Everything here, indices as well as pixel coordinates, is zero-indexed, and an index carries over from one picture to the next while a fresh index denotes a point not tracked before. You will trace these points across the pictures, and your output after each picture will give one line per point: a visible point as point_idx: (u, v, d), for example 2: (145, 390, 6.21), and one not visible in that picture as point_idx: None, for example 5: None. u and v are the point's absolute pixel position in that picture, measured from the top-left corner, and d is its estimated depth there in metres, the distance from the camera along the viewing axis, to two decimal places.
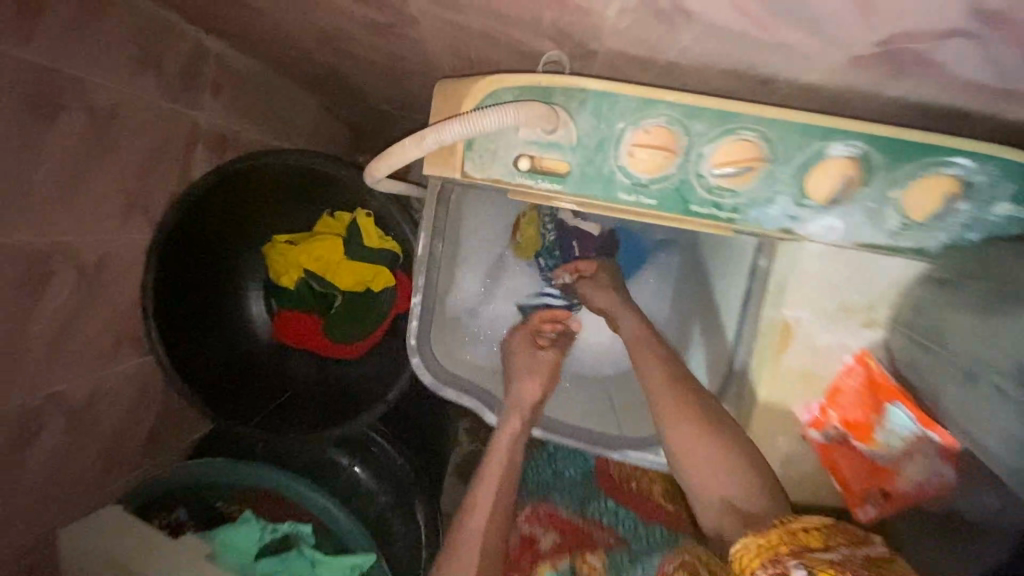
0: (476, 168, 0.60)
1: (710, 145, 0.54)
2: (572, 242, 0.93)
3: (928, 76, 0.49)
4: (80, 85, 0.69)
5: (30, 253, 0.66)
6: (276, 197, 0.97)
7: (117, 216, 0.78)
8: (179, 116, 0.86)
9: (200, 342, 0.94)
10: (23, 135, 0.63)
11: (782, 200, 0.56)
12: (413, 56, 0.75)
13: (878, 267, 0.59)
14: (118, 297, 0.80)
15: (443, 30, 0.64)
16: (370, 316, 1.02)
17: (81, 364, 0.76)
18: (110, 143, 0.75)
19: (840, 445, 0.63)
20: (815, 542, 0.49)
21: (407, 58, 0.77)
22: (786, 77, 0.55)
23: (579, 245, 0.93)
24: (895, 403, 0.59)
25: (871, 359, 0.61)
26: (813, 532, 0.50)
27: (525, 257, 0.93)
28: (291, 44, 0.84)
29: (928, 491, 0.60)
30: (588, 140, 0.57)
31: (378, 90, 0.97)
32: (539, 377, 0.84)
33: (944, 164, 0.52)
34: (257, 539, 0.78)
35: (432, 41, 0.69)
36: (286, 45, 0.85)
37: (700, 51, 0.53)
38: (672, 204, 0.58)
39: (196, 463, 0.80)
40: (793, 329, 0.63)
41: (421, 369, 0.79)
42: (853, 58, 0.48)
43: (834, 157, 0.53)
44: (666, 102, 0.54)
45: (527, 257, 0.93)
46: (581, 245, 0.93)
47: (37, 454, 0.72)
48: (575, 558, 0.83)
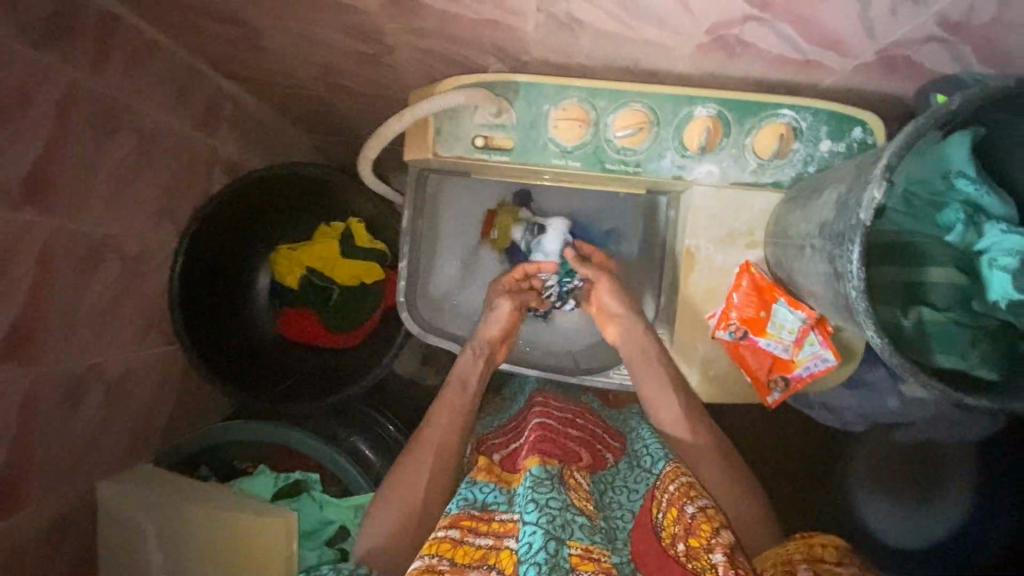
0: (443, 146, 0.80)
1: (612, 115, 0.75)
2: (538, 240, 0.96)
3: (755, 55, 0.70)
4: (134, 113, 0.88)
5: (89, 240, 0.83)
6: (282, 208, 1.15)
7: (153, 219, 0.96)
8: (202, 144, 1.05)
9: (216, 331, 1.08)
10: (90, 146, 0.81)
11: (669, 154, 0.77)
12: (393, 83, 0.96)
13: (750, 201, 0.78)
14: (151, 286, 0.97)
15: (415, 56, 0.85)
16: (363, 307, 1.18)
17: (121, 341, 0.91)
18: (152, 160, 0.93)
19: (744, 341, 0.80)
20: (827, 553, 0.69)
21: (388, 86, 0.98)
22: (663, 67, 0.76)
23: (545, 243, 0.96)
24: (780, 301, 0.76)
25: (752, 267, 0.79)
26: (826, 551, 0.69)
27: (497, 252, 0.99)
28: (295, 87, 1.05)
29: (817, 371, 0.76)
30: (524, 119, 0.77)
31: (365, 123, 1.16)
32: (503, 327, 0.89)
33: (776, 116, 0.74)
34: (272, 485, 0.93)
35: (407, 68, 0.90)
36: (291, 90, 1.07)
37: (599, 51, 0.74)
38: (592, 164, 0.78)
39: (217, 426, 0.92)
40: (694, 255, 0.81)
41: (409, 321, 0.96)
42: (700, 45, 0.69)
43: (700, 117, 0.74)
44: (577, 87, 0.75)
45: (500, 253, 0.98)
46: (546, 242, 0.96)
47: (84, 416, 0.85)
48: (564, 468, 0.71)
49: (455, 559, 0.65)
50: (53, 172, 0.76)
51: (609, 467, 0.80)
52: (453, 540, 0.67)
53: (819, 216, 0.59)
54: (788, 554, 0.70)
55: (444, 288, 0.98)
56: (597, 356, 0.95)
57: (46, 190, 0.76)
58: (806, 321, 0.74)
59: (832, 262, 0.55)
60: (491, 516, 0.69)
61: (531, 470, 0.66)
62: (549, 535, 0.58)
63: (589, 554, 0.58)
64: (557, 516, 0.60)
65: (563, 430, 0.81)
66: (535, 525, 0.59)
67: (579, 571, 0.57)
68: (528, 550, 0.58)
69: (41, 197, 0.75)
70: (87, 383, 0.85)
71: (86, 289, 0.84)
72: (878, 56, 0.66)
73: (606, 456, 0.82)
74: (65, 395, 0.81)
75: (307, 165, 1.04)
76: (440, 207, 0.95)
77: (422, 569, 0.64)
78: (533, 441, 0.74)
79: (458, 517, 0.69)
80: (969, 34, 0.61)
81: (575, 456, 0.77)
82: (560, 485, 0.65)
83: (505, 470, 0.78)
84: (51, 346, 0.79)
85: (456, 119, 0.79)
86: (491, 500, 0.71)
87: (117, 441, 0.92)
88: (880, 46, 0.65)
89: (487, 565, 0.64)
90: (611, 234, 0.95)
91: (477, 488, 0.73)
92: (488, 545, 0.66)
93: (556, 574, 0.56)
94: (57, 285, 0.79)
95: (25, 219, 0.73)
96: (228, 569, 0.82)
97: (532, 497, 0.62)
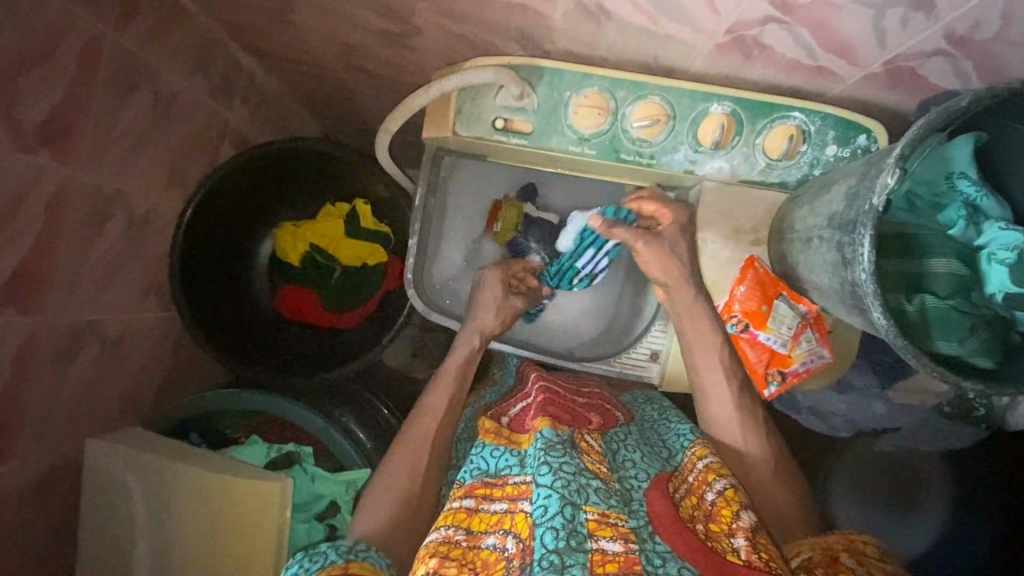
0: (463, 126, 0.81)
1: (631, 106, 0.77)
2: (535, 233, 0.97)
3: (769, 59, 0.72)
4: (151, 73, 0.87)
5: (98, 195, 0.83)
6: (291, 183, 1.14)
7: (163, 182, 0.95)
8: (218, 115, 1.03)
9: (216, 301, 1.07)
10: (106, 102, 0.81)
11: (684, 148, 0.79)
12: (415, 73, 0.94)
13: (759, 198, 0.80)
14: (156, 250, 0.96)
15: (440, 43, 0.84)
16: (365, 287, 1.16)
17: (119, 301, 0.90)
18: (166, 124, 0.93)
19: (744, 334, 0.83)
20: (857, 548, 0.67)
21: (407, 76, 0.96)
22: (683, 66, 0.77)
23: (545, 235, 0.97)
24: (783, 297, 0.79)
25: (758, 262, 0.81)
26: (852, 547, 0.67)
27: (500, 244, 0.98)
28: (314, 71, 1.01)
29: (810, 368, 0.81)
30: (546, 105, 0.79)
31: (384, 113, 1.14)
32: (500, 311, 0.91)
33: (786, 118, 0.76)
34: (264, 454, 0.97)
35: (427, 54, 0.88)
36: (308, 73, 1.03)
37: (622, 46, 0.75)
38: (607, 153, 0.80)
39: (208, 393, 0.94)
40: (701, 248, 0.82)
41: (415, 298, 0.97)
42: (719, 45, 0.70)
43: (715, 113, 0.77)
44: (599, 76, 0.77)
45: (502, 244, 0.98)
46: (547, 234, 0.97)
47: (77, 372, 0.84)
48: (574, 432, 0.71)
49: (470, 527, 0.66)
50: (65, 123, 0.76)
51: (620, 426, 0.82)
52: (468, 510, 0.68)
53: (828, 208, 0.62)
54: (829, 543, 0.68)
55: (447, 272, 0.99)
56: (597, 346, 0.96)
57: (59, 140, 0.75)
58: (806, 315, 0.79)
59: (841, 251, 0.58)
60: (504, 481, 0.69)
61: (542, 432, 0.67)
62: (565, 500, 0.58)
63: (605, 518, 0.58)
64: (571, 481, 0.60)
65: (571, 396, 0.84)
66: (549, 488, 0.59)
67: (596, 535, 0.57)
68: (542, 513, 0.58)
69: (54, 146, 0.75)
70: (82, 338, 0.84)
71: (91, 244, 0.83)
72: (885, 66, 0.68)
73: (615, 413, 0.85)
74: (60, 348, 0.81)
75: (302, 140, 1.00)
76: (450, 190, 0.96)
77: (438, 540, 0.64)
78: (540, 403, 0.76)
79: (472, 486, 0.70)
80: (972, 50, 0.63)
81: (586, 420, 0.78)
82: (572, 451, 0.66)
83: (513, 431, 0.77)
84: (51, 297, 0.78)
85: (478, 99, 0.81)
86: (504, 464, 0.71)
87: (107, 401, 0.91)
88: (888, 57, 0.66)
89: (502, 530, 0.64)
90: None
91: (488, 453, 0.73)
92: (503, 510, 0.66)
93: (574, 538, 0.56)
94: (63, 237, 0.79)
95: (38, 161, 0.73)
96: (228, 530, 0.85)
97: (545, 459, 0.62)
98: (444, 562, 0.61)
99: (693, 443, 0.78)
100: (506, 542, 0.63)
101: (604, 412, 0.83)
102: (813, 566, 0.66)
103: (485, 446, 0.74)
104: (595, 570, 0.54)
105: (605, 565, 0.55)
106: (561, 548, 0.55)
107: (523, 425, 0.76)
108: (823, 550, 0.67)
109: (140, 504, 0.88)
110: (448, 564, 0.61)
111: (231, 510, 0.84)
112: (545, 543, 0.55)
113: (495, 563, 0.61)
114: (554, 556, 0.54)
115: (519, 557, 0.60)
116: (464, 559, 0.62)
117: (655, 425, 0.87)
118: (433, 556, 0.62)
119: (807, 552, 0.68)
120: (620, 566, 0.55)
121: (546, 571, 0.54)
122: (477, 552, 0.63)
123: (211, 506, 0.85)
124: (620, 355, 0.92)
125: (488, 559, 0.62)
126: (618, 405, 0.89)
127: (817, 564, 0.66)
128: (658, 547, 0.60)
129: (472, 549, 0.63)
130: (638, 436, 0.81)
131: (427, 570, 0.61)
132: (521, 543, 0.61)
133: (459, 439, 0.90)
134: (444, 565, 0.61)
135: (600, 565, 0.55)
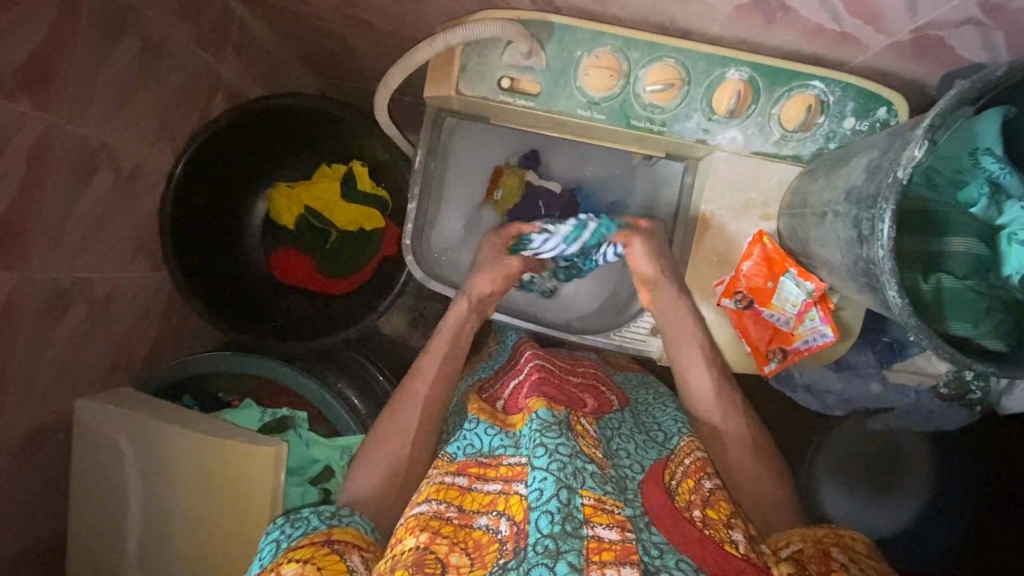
0: (467, 86, 0.78)
1: (644, 69, 0.74)
2: (538, 201, 0.94)
3: (793, 23, 0.67)
4: (132, 19, 0.80)
5: (83, 145, 0.79)
6: (286, 142, 1.10)
7: (150, 136, 0.91)
8: (207, 66, 0.97)
9: (209, 262, 1.05)
10: (89, 47, 0.76)
11: (697, 116, 0.76)
12: (418, 33, 0.88)
13: (774, 171, 0.78)
14: (144, 207, 0.93)
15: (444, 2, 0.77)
16: (359, 254, 1.14)
17: (105, 260, 0.87)
18: (150, 75, 0.87)
19: (748, 311, 0.81)
20: (849, 542, 0.68)
21: (410, 35, 0.89)
22: (702, 30, 0.73)
23: (547, 203, 0.94)
24: (790, 274, 0.77)
25: (766, 237, 0.79)
26: (846, 538, 0.68)
27: (498, 214, 0.95)
28: (310, 26, 0.94)
29: (813, 346, 0.80)
30: (554, 65, 0.75)
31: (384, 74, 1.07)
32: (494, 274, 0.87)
33: (805, 86, 0.73)
34: (257, 419, 0.97)
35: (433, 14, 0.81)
36: (304, 28, 0.96)
37: (639, 7, 0.70)
38: (617, 118, 0.77)
39: (201, 355, 0.93)
40: (709, 219, 0.80)
41: (413, 265, 0.95)
42: (741, 7, 0.65)
43: (732, 79, 0.73)
44: (611, 36, 0.73)
45: (500, 213, 0.95)
46: (548, 202, 0.94)
47: (65, 330, 0.83)
48: (570, 415, 0.70)
49: (462, 505, 0.65)
50: (43, 70, 0.71)
51: (613, 412, 0.81)
52: (460, 488, 0.67)
53: (846, 183, 0.61)
54: (817, 536, 0.68)
55: (446, 239, 0.96)
56: (594, 319, 0.94)
57: (39, 84, 0.71)
58: (812, 293, 0.76)
59: (857, 227, 0.56)
60: (498, 461, 0.68)
61: (537, 413, 0.66)
62: (561, 483, 0.58)
63: (601, 505, 0.58)
64: (567, 463, 0.59)
65: (566, 377, 0.83)
66: (545, 471, 0.59)
67: (592, 522, 0.57)
68: (538, 497, 0.57)
69: (34, 92, 0.71)
70: (69, 297, 0.82)
71: (76, 198, 0.80)
72: (912, 35, 0.64)
73: (610, 398, 0.84)
74: (46, 305, 0.78)
75: (295, 95, 0.95)
76: (452, 153, 0.93)
77: (429, 515, 0.63)
78: (534, 383, 0.76)
79: (466, 464, 0.70)
80: (1006, 20, 0.59)
81: (581, 402, 0.77)
82: (567, 432, 0.65)
83: (508, 414, 0.77)
84: (33, 253, 0.75)
85: (484, 57, 0.76)
86: (497, 444, 0.70)
87: (97, 360, 0.90)
88: (918, 24, 0.62)
89: (495, 511, 0.63)
90: (615, 205, 0.94)
91: (482, 432, 0.73)
92: (497, 490, 0.65)
93: (570, 524, 0.55)
94: (47, 189, 0.75)
95: (15, 109, 0.69)
96: (221, 498, 0.85)
97: (540, 441, 0.62)
98: (435, 538, 0.60)
99: (686, 434, 0.78)
100: (499, 525, 0.61)
101: (598, 392, 0.83)
102: (806, 559, 0.65)
103: (478, 425, 0.75)
104: (592, 558, 0.55)
105: (602, 553, 0.55)
106: (557, 533, 0.55)
107: (516, 407, 0.76)
108: (815, 543, 0.67)
109: (131, 466, 0.88)
110: (439, 541, 0.60)
111: (223, 475, 0.84)
112: (540, 527, 0.55)
113: (487, 545, 0.60)
114: (549, 541, 0.54)
115: (512, 541, 0.58)
116: (455, 537, 0.61)
117: (649, 409, 0.87)
118: (423, 530, 0.61)
119: (799, 542, 0.68)
120: (616, 554, 0.56)
121: (540, 556, 0.54)
122: (470, 531, 0.61)
123: (203, 470, 0.85)
124: (620, 328, 0.91)
125: (480, 540, 0.61)
126: (613, 386, 0.88)
127: (810, 556, 0.66)
128: (654, 537, 0.61)
129: (464, 528, 0.62)
130: (632, 424, 0.80)
131: (416, 544, 0.60)
132: (515, 526, 0.60)
133: (450, 411, 0.86)
134: (435, 541, 0.60)
135: (597, 553, 0.55)
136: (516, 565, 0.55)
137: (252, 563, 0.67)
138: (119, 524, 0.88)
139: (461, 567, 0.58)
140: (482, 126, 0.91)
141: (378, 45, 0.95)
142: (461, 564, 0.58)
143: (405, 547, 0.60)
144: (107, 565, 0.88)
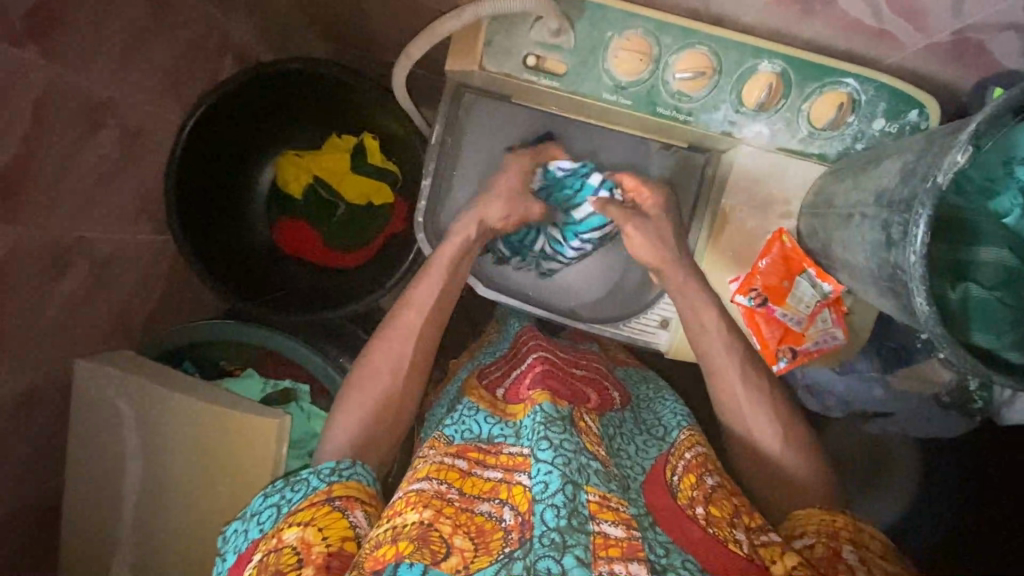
0: (490, 62, 0.75)
1: (675, 55, 0.72)
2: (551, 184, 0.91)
3: (831, 16, 0.65)
4: None
5: (88, 99, 0.76)
6: (296, 108, 1.07)
7: (159, 93, 0.88)
8: (219, 25, 0.94)
9: (212, 227, 1.02)
10: None
11: (725, 108, 0.74)
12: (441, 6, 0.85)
13: (798, 170, 0.77)
14: (150, 166, 0.90)
15: None
16: (367, 228, 1.11)
17: (107, 219, 0.85)
18: (163, 31, 0.84)
19: (762, 309, 0.80)
20: (868, 536, 0.68)
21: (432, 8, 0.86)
22: (736, 21, 0.71)
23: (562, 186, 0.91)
24: (806, 273, 0.77)
25: (785, 235, 0.79)
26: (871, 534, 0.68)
27: None
28: None
29: (823, 348, 0.80)
30: (583, 45, 0.73)
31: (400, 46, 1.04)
32: None
33: (838, 84, 0.71)
34: (259, 390, 0.97)
35: None
36: None
37: None
38: (643, 104, 0.75)
39: (207, 323, 0.92)
40: (728, 215, 0.80)
41: (422, 243, 0.94)
42: None
43: (765, 70, 0.71)
44: (644, 18, 0.71)
45: None
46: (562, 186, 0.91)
47: (62, 290, 0.81)
48: (573, 411, 0.70)
49: (463, 488, 0.63)
50: (52, 18, 0.68)
51: (615, 411, 0.80)
52: (460, 471, 0.66)
53: (876, 186, 0.60)
54: (837, 526, 0.68)
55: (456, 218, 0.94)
56: (603, 307, 0.93)
57: (47, 30, 0.68)
58: (828, 294, 0.77)
59: (886, 230, 0.56)
60: (497, 449, 0.68)
61: (541, 406, 0.66)
62: (566, 478, 0.57)
63: (606, 501, 0.58)
64: (572, 459, 0.59)
65: (570, 370, 0.83)
66: (550, 465, 0.58)
67: (598, 517, 0.56)
68: (542, 490, 0.57)
69: (42, 38, 0.68)
70: (70, 254, 0.80)
71: (81, 153, 0.78)
72: (952, 37, 0.63)
73: (612, 395, 0.83)
74: (47, 261, 0.77)
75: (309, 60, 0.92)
76: (469, 130, 0.91)
77: (430, 493, 0.62)
78: (540, 375, 0.75)
79: (466, 449, 0.69)
80: None
81: (584, 398, 0.77)
82: (571, 428, 0.65)
83: (507, 402, 0.77)
84: (35, 207, 0.73)
85: (510, 31, 0.74)
86: (497, 433, 0.70)
87: (97, 321, 0.89)
88: (959, 26, 0.61)
89: (498, 499, 0.62)
90: None
91: (481, 420, 0.73)
92: (498, 478, 0.64)
93: (575, 518, 0.55)
94: (51, 142, 0.73)
95: (23, 55, 0.67)
96: (220, 470, 0.85)
97: (544, 435, 0.61)
98: (439, 517, 0.59)
99: (686, 427, 0.79)
100: (502, 512, 0.60)
101: (595, 380, 0.83)
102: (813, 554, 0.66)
103: (478, 414, 0.75)
104: (598, 553, 0.53)
105: (608, 548, 0.54)
106: (562, 528, 0.54)
107: (517, 396, 0.75)
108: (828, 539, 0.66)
109: (129, 431, 0.87)
110: (443, 519, 0.59)
111: (225, 446, 0.84)
112: (545, 520, 0.54)
113: (492, 532, 0.59)
114: (556, 535, 0.53)
115: (517, 530, 0.58)
116: (457, 520, 0.59)
117: (649, 404, 0.87)
118: (426, 507, 0.60)
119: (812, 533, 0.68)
120: (623, 551, 0.54)
121: (546, 548, 0.53)
122: (471, 516, 0.60)
123: (203, 441, 0.85)
124: (629, 318, 0.90)
125: (483, 526, 0.59)
126: (617, 383, 0.88)
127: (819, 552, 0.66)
128: (659, 536, 0.60)
129: (466, 511, 0.60)
130: (632, 423, 0.80)
131: (420, 519, 0.59)
132: (519, 516, 0.59)
133: (441, 407, 0.84)
134: (438, 521, 0.58)
135: (603, 548, 0.54)
136: (522, 555, 0.55)
137: (249, 529, 0.66)
138: (115, 488, 0.88)
139: (466, 550, 0.57)
140: (500, 105, 0.89)
141: (395, 14, 0.91)
142: (466, 548, 0.58)
143: (406, 520, 0.59)
144: (101, 528, 0.88)
